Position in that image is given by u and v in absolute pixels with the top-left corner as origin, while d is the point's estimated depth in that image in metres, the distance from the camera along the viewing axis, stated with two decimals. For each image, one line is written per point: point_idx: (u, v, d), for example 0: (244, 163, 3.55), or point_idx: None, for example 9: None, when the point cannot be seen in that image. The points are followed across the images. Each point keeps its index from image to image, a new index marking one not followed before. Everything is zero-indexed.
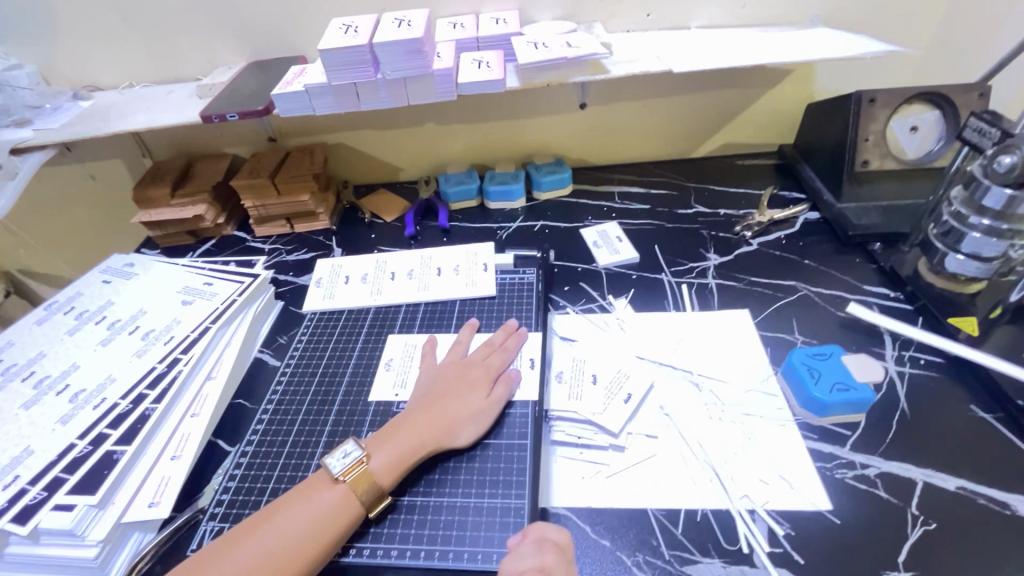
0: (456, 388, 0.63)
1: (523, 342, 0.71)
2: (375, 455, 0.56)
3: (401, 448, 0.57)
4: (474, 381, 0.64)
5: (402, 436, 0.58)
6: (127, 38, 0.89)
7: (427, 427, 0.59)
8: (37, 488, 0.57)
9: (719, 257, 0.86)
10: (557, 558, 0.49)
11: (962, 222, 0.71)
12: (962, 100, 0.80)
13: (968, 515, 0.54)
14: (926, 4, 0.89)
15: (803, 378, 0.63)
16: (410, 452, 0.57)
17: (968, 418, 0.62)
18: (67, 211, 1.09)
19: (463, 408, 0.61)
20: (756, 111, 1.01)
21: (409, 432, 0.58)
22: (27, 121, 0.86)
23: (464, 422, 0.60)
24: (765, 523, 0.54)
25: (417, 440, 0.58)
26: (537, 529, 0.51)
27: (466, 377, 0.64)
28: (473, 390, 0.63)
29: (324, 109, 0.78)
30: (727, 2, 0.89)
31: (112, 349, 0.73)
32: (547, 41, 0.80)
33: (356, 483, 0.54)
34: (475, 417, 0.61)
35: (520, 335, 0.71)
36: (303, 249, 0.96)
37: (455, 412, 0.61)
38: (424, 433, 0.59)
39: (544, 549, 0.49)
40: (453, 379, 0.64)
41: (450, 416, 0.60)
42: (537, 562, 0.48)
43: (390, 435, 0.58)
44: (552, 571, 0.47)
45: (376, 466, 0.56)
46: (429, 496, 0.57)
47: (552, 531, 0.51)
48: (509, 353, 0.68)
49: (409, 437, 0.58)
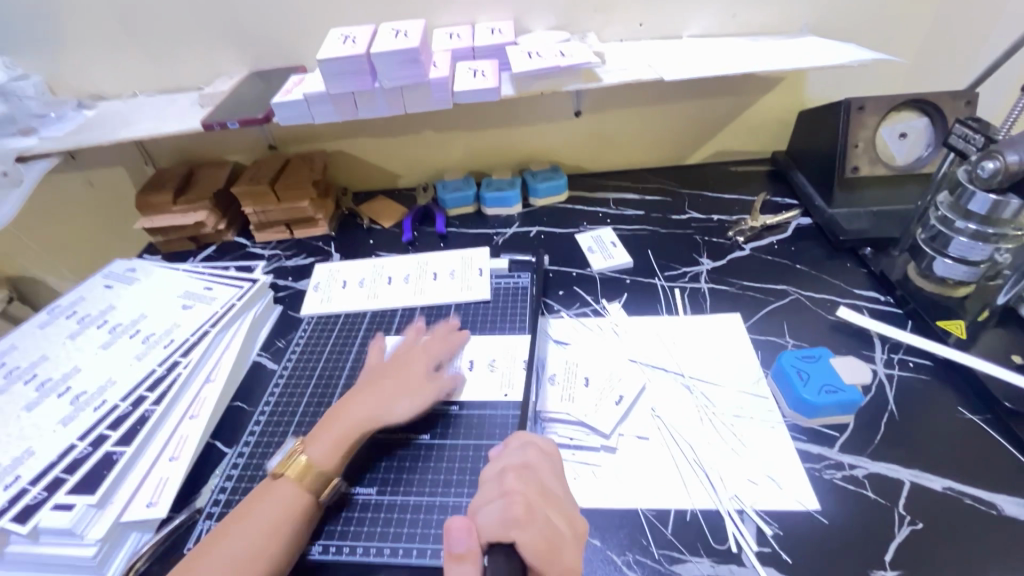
0: (393, 374, 0.65)
1: (466, 340, 0.73)
2: (316, 445, 0.57)
3: (341, 433, 0.59)
4: (411, 367, 0.66)
5: (340, 424, 0.59)
6: (130, 49, 0.92)
7: (363, 412, 0.60)
8: (38, 488, 0.58)
9: (712, 262, 0.87)
10: (540, 456, 0.54)
11: (949, 226, 0.72)
12: (950, 107, 0.81)
13: (955, 515, 0.54)
14: (914, 13, 0.91)
15: (792, 381, 0.63)
16: (347, 437, 0.59)
17: (956, 420, 0.62)
18: (70, 217, 1.11)
19: (401, 390, 0.63)
20: (748, 118, 1.03)
21: (346, 418, 0.60)
22: (33, 130, 0.89)
23: (400, 404, 0.62)
24: (754, 523, 0.55)
25: (352, 425, 0.59)
26: (521, 435, 0.56)
27: (405, 364, 0.66)
28: (410, 375, 0.65)
29: (323, 117, 0.80)
30: (718, 11, 0.90)
31: (113, 352, 0.74)
32: (542, 50, 0.82)
33: (304, 477, 0.55)
34: (411, 399, 0.62)
35: (463, 332, 0.73)
36: (302, 255, 0.98)
37: (392, 394, 0.62)
38: (361, 417, 0.60)
39: (527, 449, 0.55)
40: (391, 367, 0.66)
41: (386, 399, 0.62)
42: (522, 458, 0.53)
43: (328, 423, 0.60)
44: (536, 464, 0.53)
45: (318, 455, 0.56)
46: (409, 495, 0.58)
47: (536, 438, 0.57)
48: (447, 344, 0.70)
49: (346, 422, 0.59)
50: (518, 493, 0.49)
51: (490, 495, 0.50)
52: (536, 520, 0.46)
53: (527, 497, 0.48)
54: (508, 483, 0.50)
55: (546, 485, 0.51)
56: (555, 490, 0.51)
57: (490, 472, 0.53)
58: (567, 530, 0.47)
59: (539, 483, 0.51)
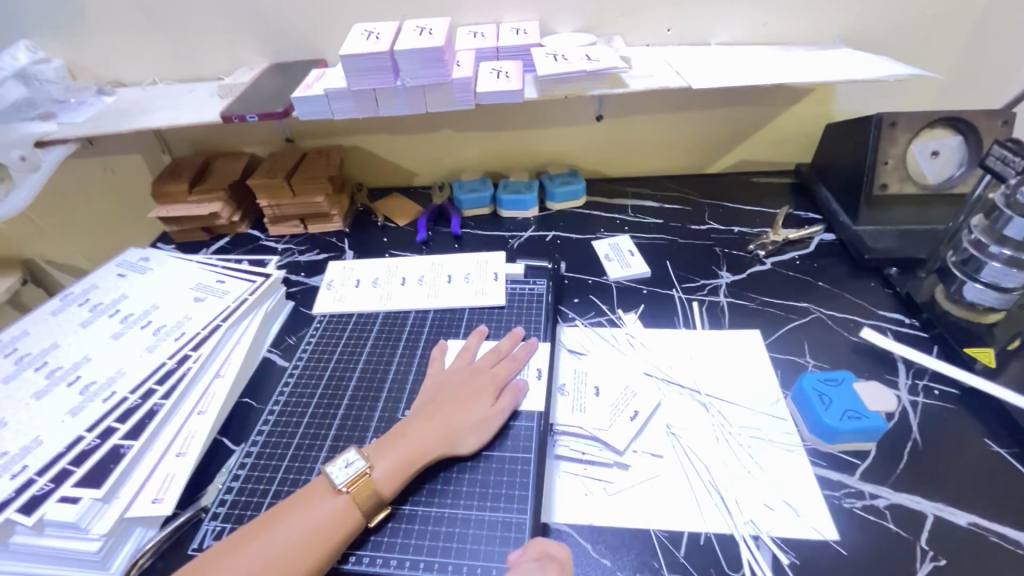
0: (462, 395, 0.63)
1: (532, 352, 0.71)
2: (377, 464, 0.56)
3: (405, 453, 0.57)
4: (479, 390, 0.64)
5: (404, 444, 0.58)
6: (152, 35, 0.91)
7: (429, 437, 0.59)
8: (44, 480, 0.57)
9: (732, 275, 0.85)
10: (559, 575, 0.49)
11: (982, 251, 0.71)
12: (986, 127, 0.78)
13: (980, 552, 0.52)
14: (950, 27, 0.88)
15: (814, 404, 0.62)
16: (412, 459, 0.57)
17: (983, 452, 0.60)
18: (85, 202, 1.11)
19: (469, 415, 0.61)
20: (773, 128, 1.01)
21: (412, 438, 0.58)
22: (52, 114, 0.88)
23: (468, 430, 0.60)
24: (770, 550, 0.53)
25: (419, 446, 0.58)
26: (538, 543, 0.52)
27: (474, 384, 0.64)
28: (480, 397, 0.63)
29: (342, 114, 0.79)
30: (749, 19, 0.88)
31: (123, 343, 0.74)
32: (567, 52, 0.80)
33: (358, 493, 0.54)
34: (478, 426, 0.61)
35: (531, 346, 0.71)
36: (315, 250, 0.97)
37: (460, 419, 0.61)
38: (428, 440, 0.59)
39: (547, 564, 0.50)
40: (461, 386, 0.64)
41: (453, 425, 0.60)
42: None
43: (394, 442, 0.58)
44: None
45: (379, 475, 0.55)
46: (443, 508, 0.57)
47: (551, 546, 0.52)
48: (517, 362, 0.68)
49: (411, 444, 0.58)
50: None
51: None
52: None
53: None
54: None
55: None
56: None
57: None
58: None
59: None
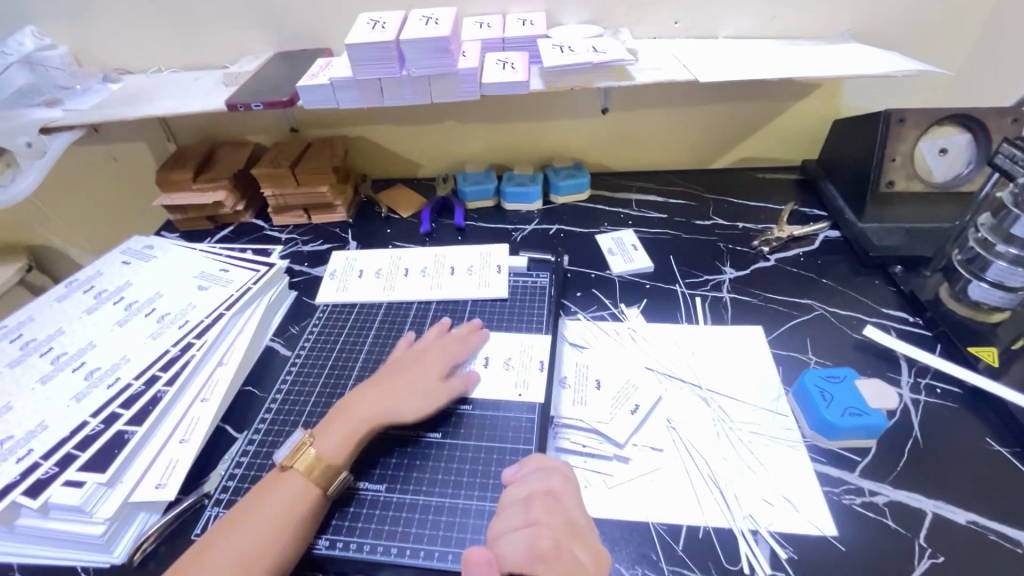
0: (406, 371, 0.64)
1: (485, 339, 0.72)
2: (323, 440, 0.57)
3: (348, 428, 0.58)
4: (424, 366, 0.65)
5: (348, 419, 0.59)
6: (158, 22, 0.90)
7: (369, 409, 0.60)
8: (49, 463, 0.58)
9: (735, 271, 0.85)
10: (562, 480, 0.53)
11: (987, 249, 0.71)
12: (996, 124, 0.78)
13: (978, 549, 0.52)
14: (962, 22, 0.87)
15: (815, 401, 0.62)
16: (355, 431, 0.58)
17: (984, 452, 0.60)
18: (91, 189, 1.11)
19: (413, 387, 0.63)
20: (780, 124, 1.00)
21: (356, 411, 0.60)
22: (57, 100, 0.88)
23: (409, 402, 0.61)
24: (768, 545, 0.54)
25: (362, 419, 0.59)
26: (537, 459, 0.55)
27: (418, 362, 0.66)
28: (423, 371, 0.64)
29: (347, 103, 0.78)
30: (758, 13, 0.88)
31: (127, 330, 0.74)
32: (574, 44, 0.80)
33: (308, 469, 0.55)
34: (422, 395, 0.62)
35: (480, 331, 0.73)
36: (318, 240, 0.97)
37: (403, 391, 0.62)
38: (372, 411, 0.60)
39: (549, 475, 0.53)
40: (404, 364, 0.66)
41: (393, 397, 0.61)
42: (545, 486, 0.52)
43: (338, 418, 0.59)
44: (559, 492, 0.52)
45: (326, 449, 0.56)
46: (443, 497, 0.57)
47: (552, 461, 0.55)
48: (461, 344, 0.70)
49: (354, 417, 0.59)
50: (546, 524, 0.48)
51: (514, 525, 0.48)
52: (563, 557, 0.46)
53: (555, 531, 0.47)
54: (533, 512, 0.49)
55: (573, 517, 0.50)
56: (579, 522, 0.50)
57: (513, 497, 0.52)
58: (593, 568, 0.47)
59: (556, 530, 0.48)
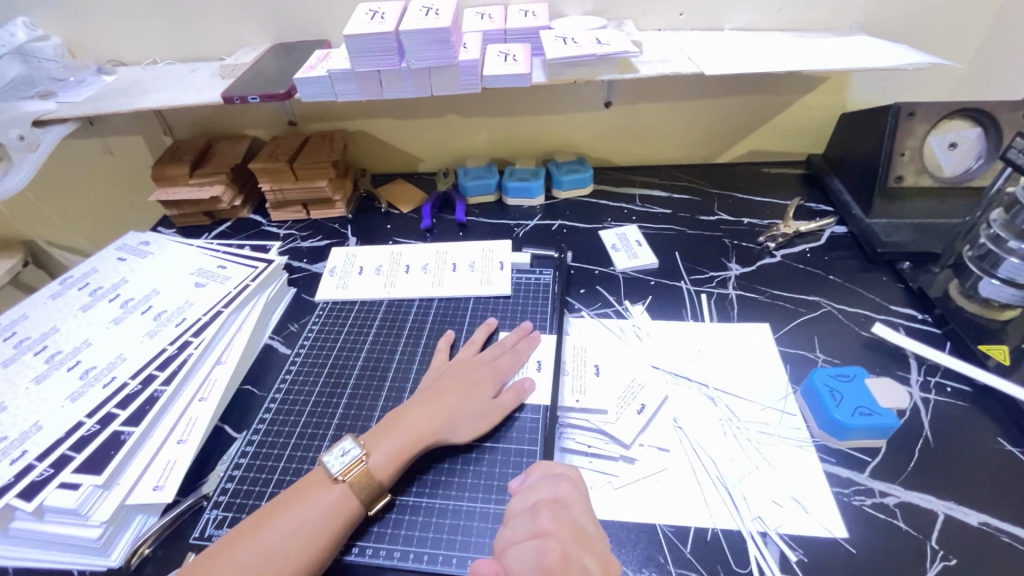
0: (463, 383, 0.62)
1: (535, 345, 0.70)
2: (374, 452, 0.56)
3: (400, 441, 0.57)
4: (482, 380, 0.63)
5: (401, 431, 0.57)
6: (152, 13, 0.88)
7: (422, 422, 0.58)
8: (44, 465, 0.56)
9: (741, 268, 0.83)
10: (570, 487, 0.52)
11: (1000, 245, 0.70)
12: (1008, 119, 0.76)
13: (990, 551, 0.52)
14: (972, 14, 0.86)
15: (824, 401, 0.60)
16: (407, 446, 0.57)
17: (996, 452, 0.59)
18: (86, 184, 1.09)
19: (469, 404, 0.60)
20: (786, 117, 0.99)
21: (409, 423, 0.58)
22: (50, 92, 0.86)
23: (463, 420, 0.59)
24: (777, 547, 0.53)
25: (414, 434, 0.57)
26: (542, 467, 0.55)
27: (474, 374, 0.64)
28: (479, 387, 0.62)
29: (346, 96, 0.77)
30: (764, 4, 0.86)
31: (124, 328, 0.73)
32: (577, 36, 0.78)
33: (355, 482, 0.53)
34: (476, 415, 0.60)
35: (533, 339, 0.70)
36: (317, 236, 0.95)
37: (460, 407, 0.60)
38: (425, 426, 0.58)
39: (558, 481, 0.52)
40: (460, 375, 0.63)
41: (448, 412, 0.59)
42: (552, 493, 0.51)
43: (390, 428, 0.58)
44: (567, 499, 0.51)
45: (375, 463, 0.55)
46: (448, 500, 0.56)
47: (559, 468, 0.55)
48: (519, 357, 0.67)
49: (408, 430, 0.57)
50: (553, 534, 0.46)
51: (520, 535, 0.47)
52: (570, 567, 0.44)
53: (563, 542, 0.46)
54: (540, 522, 0.47)
55: (582, 526, 0.49)
56: (588, 530, 0.49)
57: (521, 505, 0.50)
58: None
59: (563, 539, 0.46)
